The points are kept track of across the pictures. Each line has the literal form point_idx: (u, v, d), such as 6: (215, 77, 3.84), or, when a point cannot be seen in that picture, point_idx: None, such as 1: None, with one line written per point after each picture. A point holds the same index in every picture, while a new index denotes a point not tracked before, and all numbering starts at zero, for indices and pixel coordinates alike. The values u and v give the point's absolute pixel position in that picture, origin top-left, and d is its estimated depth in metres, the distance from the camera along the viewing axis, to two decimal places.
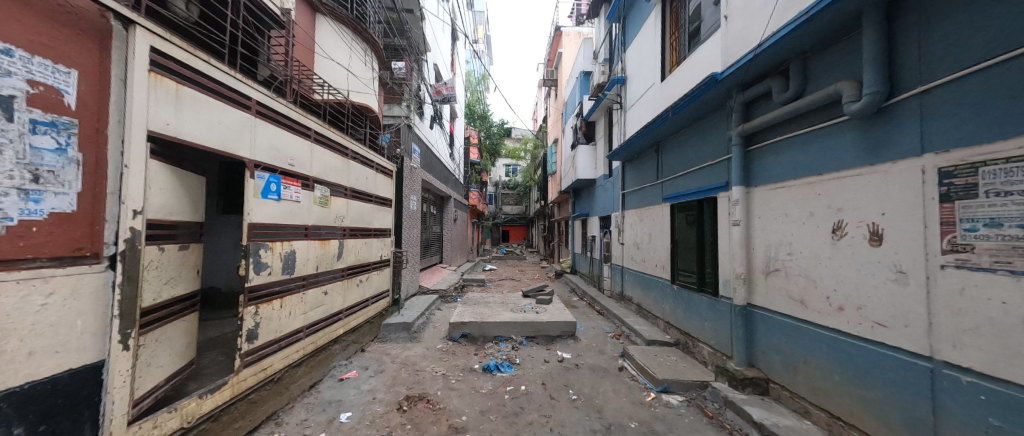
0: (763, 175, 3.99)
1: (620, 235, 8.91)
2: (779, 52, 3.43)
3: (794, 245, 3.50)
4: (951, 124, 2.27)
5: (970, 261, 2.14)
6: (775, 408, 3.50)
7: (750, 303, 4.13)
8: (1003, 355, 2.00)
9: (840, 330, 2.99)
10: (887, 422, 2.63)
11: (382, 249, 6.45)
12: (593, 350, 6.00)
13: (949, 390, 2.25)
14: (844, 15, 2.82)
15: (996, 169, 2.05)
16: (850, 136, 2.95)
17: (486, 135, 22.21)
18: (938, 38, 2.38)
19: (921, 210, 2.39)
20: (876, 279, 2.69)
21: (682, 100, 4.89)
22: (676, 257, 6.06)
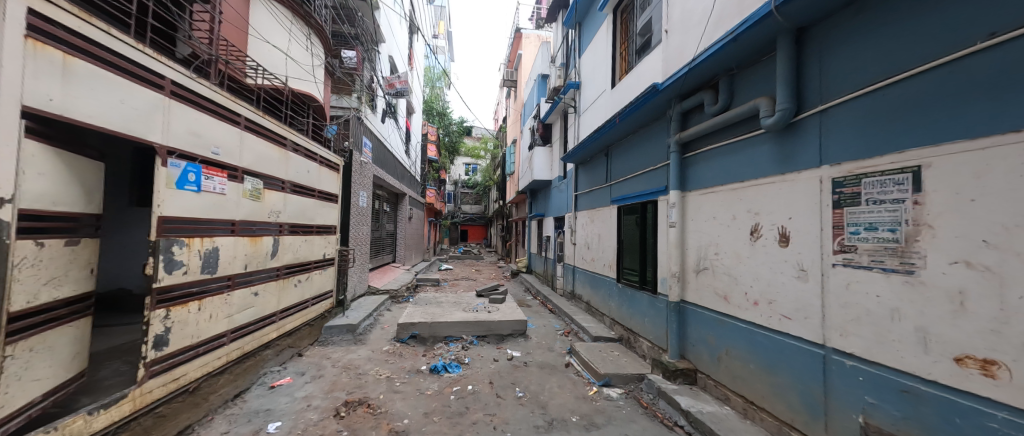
0: (696, 181, 4.31)
1: (573, 236, 9.18)
2: (710, 67, 3.73)
3: (720, 245, 3.82)
4: (843, 139, 2.59)
5: (854, 260, 2.46)
6: (701, 396, 3.79)
7: (683, 300, 4.45)
8: (876, 341, 2.32)
9: (755, 323, 3.31)
10: (790, 404, 2.94)
11: (325, 247, 6.10)
12: (542, 348, 6.12)
13: (836, 373, 2.57)
14: (762, 38, 3.13)
15: (873, 180, 2.36)
16: (766, 148, 3.27)
17: (445, 133, 21.86)
18: (833, 64, 2.72)
19: (819, 216, 2.71)
20: (784, 276, 3.00)
21: (628, 107, 5.15)
22: (622, 257, 6.36)
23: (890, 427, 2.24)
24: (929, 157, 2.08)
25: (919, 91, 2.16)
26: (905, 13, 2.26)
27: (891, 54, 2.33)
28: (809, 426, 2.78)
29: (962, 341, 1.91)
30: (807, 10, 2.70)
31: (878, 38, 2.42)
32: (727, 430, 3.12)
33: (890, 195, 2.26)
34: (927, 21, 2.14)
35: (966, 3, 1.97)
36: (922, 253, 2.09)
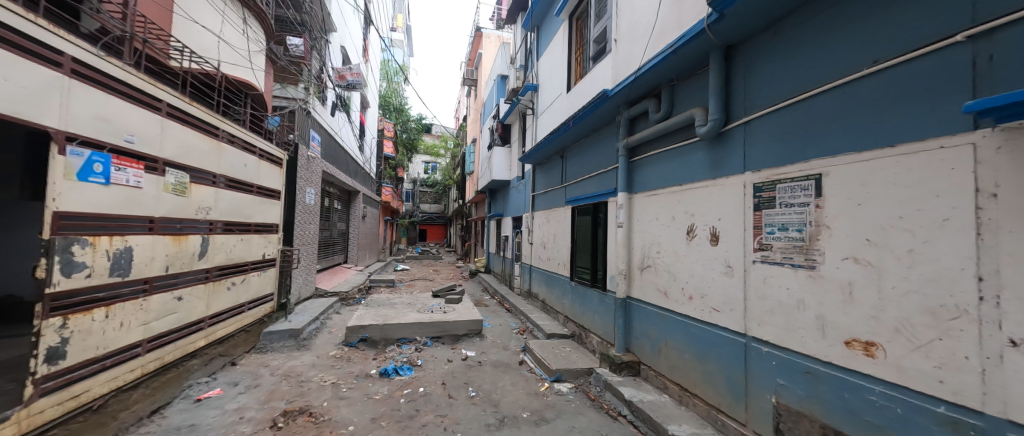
0: (641, 184, 4.57)
1: (530, 236, 9.32)
2: (654, 77, 3.97)
3: (661, 244, 4.09)
4: (763, 148, 2.88)
5: (770, 257, 2.75)
6: (644, 387, 4.02)
7: (629, 296, 4.70)
8: (786, 328, 2.60)
9: (690, 316, 3.58)
10: (717, 389, 3.22)
11: (265, 247, 5.68)
12: (497, 346, 6.15)
13: (754, 358, 2.86)
14: (698, 52, 3.39)
15: (785, 186, 2.65)
16: (701, 154, 3.55)
17: (403, 130, 21.23)
18: (755, 80, 3.02)
19: (743, 217, 3.00)
20: (714, 272, 3.28)
21: (581, 112, 5.34)
22: (575, 256, 6.57)
23: (796, 404, 2.52)
24: (827, 166, 2.37)
25: (819, 109, 2.46)
26: (810, 39, 2.57)
27: (799, 75, 2.63)
28: (733, 408, 3.06)
29: (850, 326, 2.20)
30: (734, 30, 2.97)
31: (789, 60, 2.72)
32: (664, 417, 3.34)
33: (798, 199, 2.55)
34: (825, 47, 2.45)
35: (853, 34, 2.28)
36: (821, 250, 2.38)
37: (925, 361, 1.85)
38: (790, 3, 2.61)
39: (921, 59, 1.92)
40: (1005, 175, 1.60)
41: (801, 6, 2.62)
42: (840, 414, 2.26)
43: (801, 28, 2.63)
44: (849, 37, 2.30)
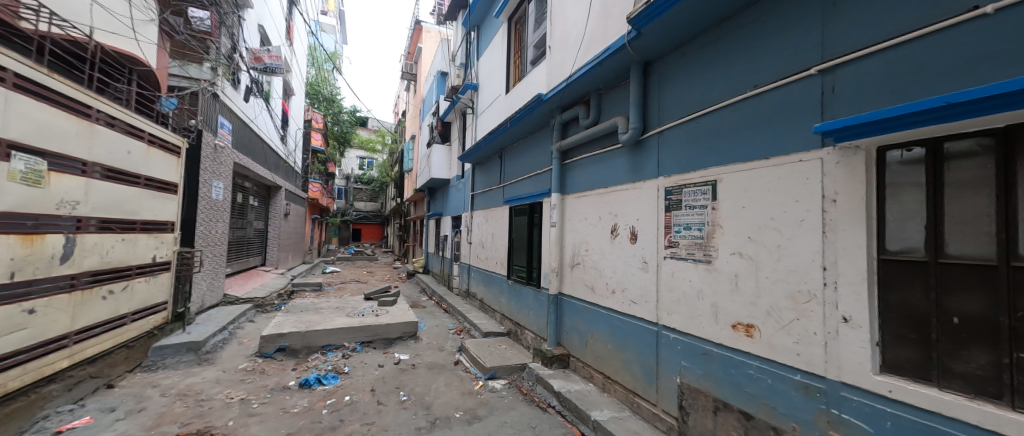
0: (572, 185, 4.81)
1: (469, 235, 9.27)
2: (583, 86, 4.21)
3: (588, 243, 4.36)
4: (672, 157, 3.21)
5: (677, 253, 3.08)
6: (572, 378, 4.25)
7: (561, 292, 4.93)
8: (689, 316, 2.94)
9: (612, 309, 3.87)
10: (634, 374, 3.52)
11: (157, 248, 4.89)
12: (432, 348, 6.02)
13: (663, 344, 3.19)
14: (620, 66, 3.68)
15: (689, 190, 2.99)
16: (623, 159, 3.86)
17: (334, 122, 19.78)
18: (666, 95, 3.35)
19: (656, 217, 3.32)
20: (633, 268, 3.59)
21: (517, 114, 5.46)
22: (512, 254, 6.69)
23: (694, 382, 2.86)
24: (721, 174, 2.73)
25: (714, 124, 2.82)
26: (708, 62, 2.92)
27: (700, 92, 2.98)
28: (646, 390, 3.37)
29: (736, 311, 2.56)
30: (649, 48, 3.28)
31: (693, 78, 3.07)
32: (588, 404, 3.57)
33: (699, 202, 2.90)
34: (720, 70, 2.81)
35: (740, 61, 2.65)
36: (716, 246, 2.73)
37: (787, 338, 2.22)
38: (694, 29, 2.95)
39: (787, 86, 2.30)
40: (841, 185, 1.99)
41: (703, 32, 2.97)
42: (727, 388, 2.61)
43: (702, 51, 2.99)
44: (738, 62, 2.67)
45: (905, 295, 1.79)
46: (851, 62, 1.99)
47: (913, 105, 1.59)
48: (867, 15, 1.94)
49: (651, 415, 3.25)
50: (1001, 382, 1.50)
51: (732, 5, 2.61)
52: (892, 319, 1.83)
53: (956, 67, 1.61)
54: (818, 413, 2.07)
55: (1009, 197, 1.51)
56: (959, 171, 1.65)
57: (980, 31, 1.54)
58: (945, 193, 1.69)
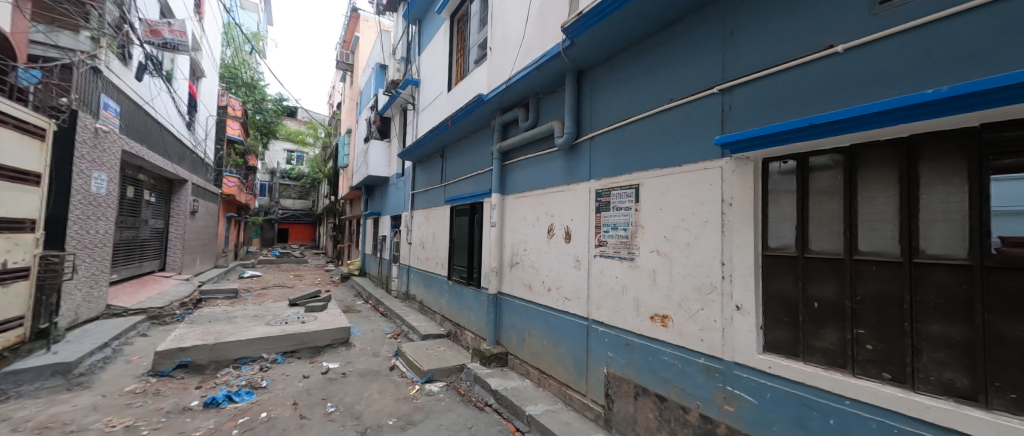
0: (512, 186, 4.89)
1: (408, 235, 8.96)
2: (522, 89, 4.31)
3: (527, 242, 4.46)
4: (602, 161, 3.42)
5: (606, 251, 3.29)
6: (509, 375, 4.32)
7: (500, 292, 4.99)
8: (615, 310, 3.16)
9: (548, 306, 4.01)
10: (567, 368, 3.68)
11: (9, 251, 3.99)
12: (366, 354, 5.71)
13: (593, 338, 3.38)
14: (556, 72, 3.84)
15: (616, 192, 3.22)
16: (559, 162, 4.02)
17: (256, 110, 17.81)
18: (597, 103, 3.56)
19: (588, 218, 3.52)
20: (567, 266, 3.76)
21: (458, 113, 5.42)
22: (453, 255, 6.60)
23: (618, 371, 3.07)
24: (642, 178, 2.97)
25: (637, 132, 3.06)
26: (633, 75, 3.17)
27: (626, 102, 3.22)
28: (577, 382, 3.54)
29: (654, 304, 2.81)
30: (581, 58, 3.46)
31: (620, 88, 3.30)
32: (523, 400, 3.65)
33: (624, 204, 3.13)
34: (643, 83, 3.06)
35: (658, 76, 2.91)
36: (638, 245, 2.97)
37: (694, 326, 2.49)
38: (621, 43, 3.17)
39: (696, 101, 2.58)
40: (735, 191, 2.28)
41: (629, 47, 3.21)
42: (645, 374, 2.84)
43: (628, 64, 3.22)
44: (657, 77, 2.93)
45: (781, 285, 2.11)
46: (743, 84, 2.29)
47: (786, 124, 1.90)
48: (756, 44, 2.25)
49: (581, 406, 3.43)
50: (846, 354, 1.84)
51: (652, 24, 2.86)
52: (772, 306, 2.15)
53: (817, 94, 1.94)
54: (716, 391, 2.34)
55: (852, 203, 1.86)
56: (820, 181, 1.99)
57: (833, 65, 1.87)
58: (810, 199, 2.02)
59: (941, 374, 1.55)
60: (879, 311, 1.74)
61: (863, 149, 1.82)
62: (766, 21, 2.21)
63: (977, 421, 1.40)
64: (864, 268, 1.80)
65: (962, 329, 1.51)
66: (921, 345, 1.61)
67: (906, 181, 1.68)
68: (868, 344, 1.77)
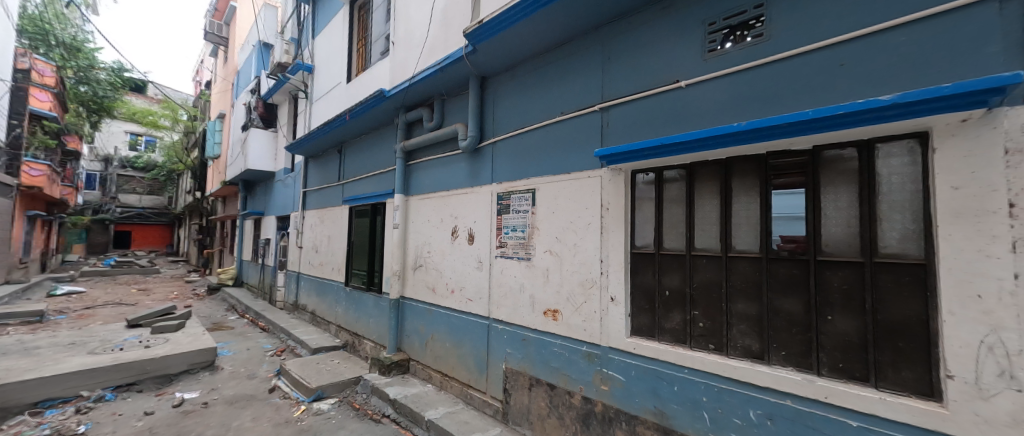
0: (416, 187, 4.75)
1: (298, 239, 7.98)
2: (426, 89, 4.24)
3: (431, 245, 4.38)
4: (503, 165, 3.57)
5: (506, 252, 3.44)
6: (410, 382, 4.18)
7: (402, 296, 4.79)
8: (513, 308, 3.32)
9: (451, 308, 4.01)
10: (468, 368, 3.73)
11: None
12: (238, 377, 4.89)
13: (494, 336, 3.49)
14: (460, 75, 3.87)
15: (515, 196, 3.39)
16: (463, 165, 4.05)
17: (79, 80, 13.77)
18: (499, 110, 3.70)
19: (490, 220, 3.64)
20: (469, 267, 3.82)
21: (357, 107, 5.06)
22: (351, 259, 6.11)
23: (515, 365, 3.24)
24: (537, 184, 3.19)
25: (534, 140, 3.27)
26: (530, 86, 3.38)
27: (524, 111, 3.42)
28: (478, 381, 3.61)
29: (547, 300, 3.03)
30: (483, 65, 3.56)
31: (519, 98, 3.48)
32: (424, 406, 3.58)
33: (522, 207, 3.31)
34: (539, 95, 3.28)
35: (551, 90, 3.17)
36: (534, 245, 3.18)
37: (579, 318, 2.78)
38: (520, 56, 3.36)
39: (582, 116, 2.88)
40: (611, 197, 2.62)
41: (527, 60, 3.41)
42: (538, 366, 3.06)
43: (526, 76, 3.42)
44: (550, 91, 3.18)
45: (643, 277, 2.49)
46: (617, 105, 2.64)
47: (646, 143, 2.27)
48: (627, 71, 2.61)
49: (481, 403, 3.52)
50: (686, 332, 2.26)
51: (547, 42, 3.09)
52: (637, 296, 2.51)
53: (669, 119, 2.35)
54: (595, 374, 2.65)
55: (691, 209, 2.30)
56: (671, 191, 2.41)
57: (680, 96, 2.29)
58: (664, 206, 2.43)
59: (744, 342, 2.02)
60: (708, 296, 2.19)
61: (698, 166, 2.27)
62: (635, 53, 2.58)
63: (762, 374, 1.86)
64: (698, 261, 2.25)
65: (756, 306, 1.99)
66: (733, 320, 2.07)
67: (723, 193, 2.16)
68: (701, 322, 2.21)
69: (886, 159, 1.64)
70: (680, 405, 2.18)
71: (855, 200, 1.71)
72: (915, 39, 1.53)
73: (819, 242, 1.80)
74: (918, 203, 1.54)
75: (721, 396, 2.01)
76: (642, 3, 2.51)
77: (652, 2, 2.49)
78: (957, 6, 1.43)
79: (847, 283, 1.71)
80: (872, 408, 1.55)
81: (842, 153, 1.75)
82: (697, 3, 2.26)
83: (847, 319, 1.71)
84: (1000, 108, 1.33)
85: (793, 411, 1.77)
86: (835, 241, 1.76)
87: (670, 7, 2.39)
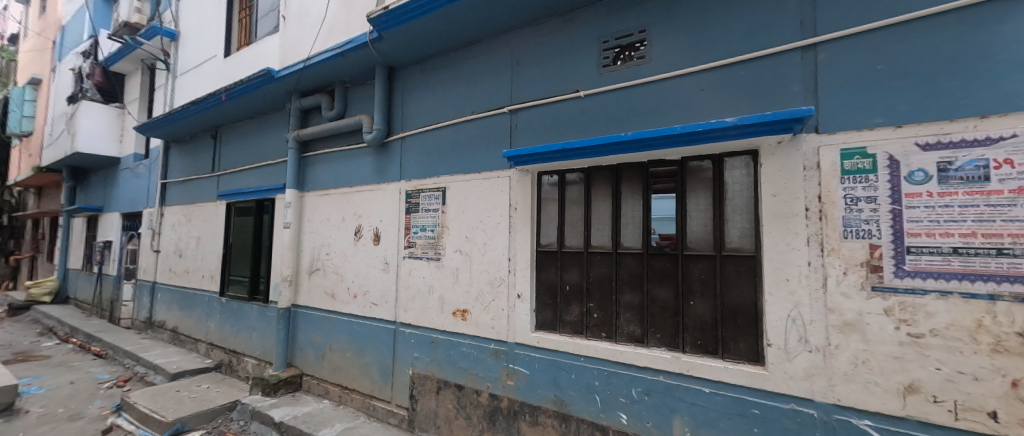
0: (313, 182, 4.26)
1: (154, 241, 6.50)
2: (324, 73, 3.83)
3: (330, 246, 3.97)
4: (412, 162, 3.41)
5: (414, 253, 3.29)
6: (302, 401, 3.72)
7: (294, 304, 4.25)
8: (421, 311, 3.20)
9: (353, 314, 3.69)
10: (371, 378, 3.47)
11: None
12: (54, 420, 3.75)
13: (400, 342, 3.31)
14: (364, 63, 3.58)
15: (424, 194, 3.27)
16: (368, 160, 3.76)
17: None
18: (410, 104, 3.52)
19: (397, 219, 3.45)
20: (374, 269, 3.57)
21: (238, 86, 4.33)
22: (229, 264, 5.20)
23: (422, 370, 3.13)
24: (448, 182, 3.12)
25: (445, 137, 3.20)
26: (441, 82, 3.29)
27: (434, 108, 3.32)
28: (381, 390, 3.39)
29: (456, 300, 3.00)
30: (391, 55, 3.36)
31: (430, 93, 3.37)
32: (317, 424, 3.22)
33: (431, 206, 3.21)
34: (450, 91, 3.22)
35: (463, 88, 3.14)
36: (443, 245, 3.11)
37: (487, 316, 2.80)
38: (430, 49, 3.24)
39: (492, 117, 2.91)
40: (518, 197, 2.70)
41: (438, 55, 3.32)
42: (446, 367, 3.00)
43: (437, 71, 3.33)
44: (461, 89, 3.15)
45: (547, 274, 2.62)
46: (525, 108, 2.73)
47: (549, 146, 2.38)
48: (535, 77, 2.72)
49: (385, 413, 3.32)
50: (583, 323, 2.44)
51: (457, 38, 3.04)
52: (541, 292, 2.63)
53: (571, 125, 2.52)
54: (501, 370, 2.70)
55: (588, 209, 2.50)
56: (571, 192, 2.58)
57: (580, 105, 2.47)
58: (566, 206, 2.59)
59: (629, 328, 2.26)
60: (601, 288, 2.40)
61: (594, 170, 2.48)
62: (540, 60, 2.71)
63: (642, 356, 2.11)
64: (594, 257, 2.45)
65: (639, 296, 2.25)
66: (621, 309, 2.31)
67: (615, 195, 2.38)
68: (595, 313, 2.41)
69: (731, 170, 2.00)
70: (577, 391, 2.35)
71: (711, 203, 2.05)
72: (750, 74, 1.90)
73: (685, 239, 2.11)
74: (751, 207, 1.92)
75: (610, 379, 2.23)
76: (546, 14, 2.65)
77: (556, 14, 2.64)
78: (776, 51, 1.82)
79: (704, 273, 2.04)
80: (719, 376, 1.87)
81: (702, 164, 2.09)
82: (593, 21, 2.47)
83: (703, 303, 2.03)
84: (800, 135, 1.73)
85: (664, 385, 2.04)
86: (696, 238, 2.08)
87: (571, 21, 2.57)
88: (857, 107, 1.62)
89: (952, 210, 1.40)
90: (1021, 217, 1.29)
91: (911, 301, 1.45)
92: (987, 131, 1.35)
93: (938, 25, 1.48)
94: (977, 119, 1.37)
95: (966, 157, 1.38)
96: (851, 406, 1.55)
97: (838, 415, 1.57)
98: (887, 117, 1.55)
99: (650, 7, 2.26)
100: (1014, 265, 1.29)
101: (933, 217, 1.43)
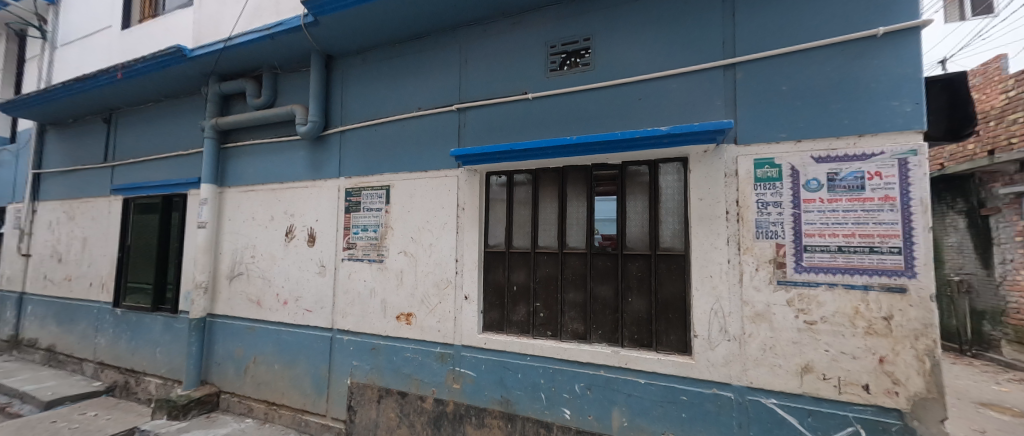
0: (236, 176, 3.82)
1: (23, 243, 5.38)
2: (249, 56, 3.45)
3: (256, 247, 3.59)
4: (352, 158, 3.20)
5: (354, 254, 3.09)
6: (219, 422, 3.31)
7: (211, 314, 3.77)
8: (361, 316, 3.02)
9: (282, 322, 3.37)
10: (303, 391, 3.20)
11: None
12: None
13: (338, 350, 3.09)
14: (298, 48, 3.29)
15: (366, 193, 3.08)
16: (302, 154, 3.46)
17: None
18: (351, 97, 3.30)
19: (335, 218, 3.21)
20: (308, 273, 3.29)
21: (137, 64, 3.72)
22: (125, 270, 4.47)
23: (362, 378, 2.95)
24: (392, 180, 2.98)
25: (389, 133, 3.04)
26: (385, 75, 3.13)
27: (377, 101, 3.15)
28: (315, 404, 3.13)
29: (399, 303, 2.87)
30: (330, 41, 3.12)
31: (373, 86, 3.19)
32: None
33: (374, 205, 3.03)
34: (395, 85, 3.08)
35: (408, 82, 3.01)
36: (387, 246, 2.95)
37: (433, 319, 2.72)
38: (373, 39, 3.07)
39: (439, 114, 2.83)
40: (466, 197, 2.66)
41: (383, 46, 3.16)
42: (388, 375, 2.87)
43: (381, 63, 3.16)
44: (407, 84, 3.02)
45: (494, 275, 2.62)
46: (474, 107, 2.70)
47: (498, 146, 2.37)
48: (483, 76, 2.70)
49: (318, 427, 3.08)
50: (530, 322, 2.47)
51: (403, 31, 2.92)
52: (488, 292, 2.62)
53: (519, 127, 2.53)
54: (447, 374, 2.64)
55: (535, 210, 2.53)
56: (519, 193, 2.60)
57: (528, 107, 2.50)
58: (513, 207, 2.60)
59: (573, 325, 2.33)
60: (547, 288, 2.44)
61: (542, 172, 2.52)
62: (489, 60, 2.69)
63: (585, 352, 2.19)
64: (540, 257, 2.49)
65: (582, 294, 2.33)
66: (566, 307, 2.37)
67: (561, 197, 2.45)
68: (541, 312, 2.45)
69: (665, 176, 2.16)
70: (522, 390, 2.37)
71: (647, 205, 2.19)
72: (681, 87, 2.06)
73: (625, 240, 2.23)
74: (682, 209, 2.09)
75: (554, 376, 2.28)
76: (495, 14, 2.65)
77: (505, 15, 2.65)
78: (703, 67, 1.99)
79: (641, 271, 2.17)
80: (653, 366, 2.00)
81: (640, 169, 2.22)
82: (540, 25, 2.52)
83: (640, 299, 2.16)
84: (722, 145, 1.91)
85: (604, 378, 2.13)
86: (634, 239, 2.21)
87: (520, 24, 2.59)
88: (768, 122, 1.83)
89: (838, 214, 1.63)
90: (887, 220, 1.55)
91: (807, 292, 1.68)
92: (864, 148, 1.61)
93: (829, 56, 1.72)
94: (856, 137, 1.63)
95: (848, 169, 1.63)
96: (761, 387, 1.74)
97: (750, 396, 1.76)
98: (790, 132, 1.77)
99: (594, 17, 2.35)
100: (881, 261, 1.55)
101: (824, 220, 1.66)
